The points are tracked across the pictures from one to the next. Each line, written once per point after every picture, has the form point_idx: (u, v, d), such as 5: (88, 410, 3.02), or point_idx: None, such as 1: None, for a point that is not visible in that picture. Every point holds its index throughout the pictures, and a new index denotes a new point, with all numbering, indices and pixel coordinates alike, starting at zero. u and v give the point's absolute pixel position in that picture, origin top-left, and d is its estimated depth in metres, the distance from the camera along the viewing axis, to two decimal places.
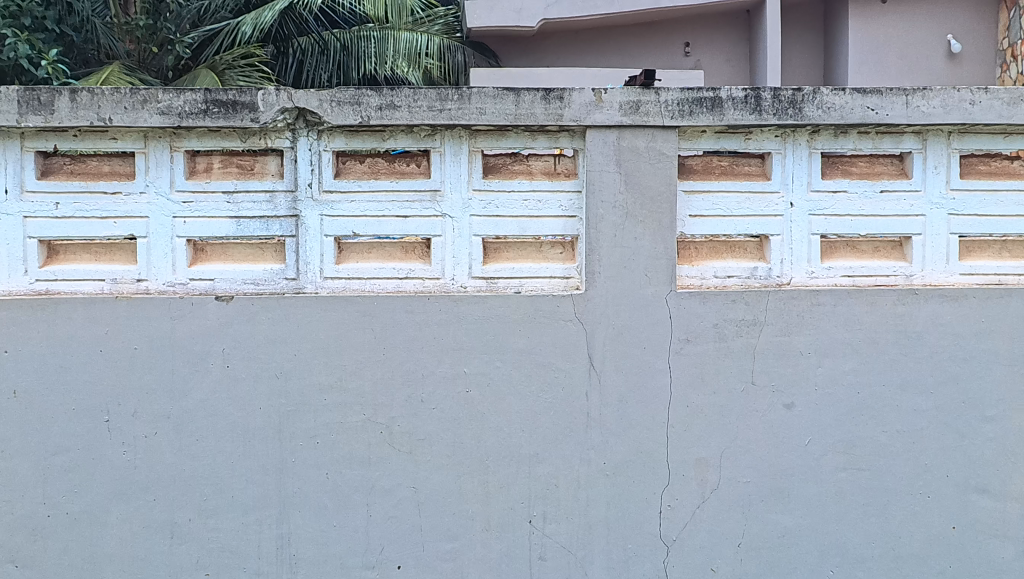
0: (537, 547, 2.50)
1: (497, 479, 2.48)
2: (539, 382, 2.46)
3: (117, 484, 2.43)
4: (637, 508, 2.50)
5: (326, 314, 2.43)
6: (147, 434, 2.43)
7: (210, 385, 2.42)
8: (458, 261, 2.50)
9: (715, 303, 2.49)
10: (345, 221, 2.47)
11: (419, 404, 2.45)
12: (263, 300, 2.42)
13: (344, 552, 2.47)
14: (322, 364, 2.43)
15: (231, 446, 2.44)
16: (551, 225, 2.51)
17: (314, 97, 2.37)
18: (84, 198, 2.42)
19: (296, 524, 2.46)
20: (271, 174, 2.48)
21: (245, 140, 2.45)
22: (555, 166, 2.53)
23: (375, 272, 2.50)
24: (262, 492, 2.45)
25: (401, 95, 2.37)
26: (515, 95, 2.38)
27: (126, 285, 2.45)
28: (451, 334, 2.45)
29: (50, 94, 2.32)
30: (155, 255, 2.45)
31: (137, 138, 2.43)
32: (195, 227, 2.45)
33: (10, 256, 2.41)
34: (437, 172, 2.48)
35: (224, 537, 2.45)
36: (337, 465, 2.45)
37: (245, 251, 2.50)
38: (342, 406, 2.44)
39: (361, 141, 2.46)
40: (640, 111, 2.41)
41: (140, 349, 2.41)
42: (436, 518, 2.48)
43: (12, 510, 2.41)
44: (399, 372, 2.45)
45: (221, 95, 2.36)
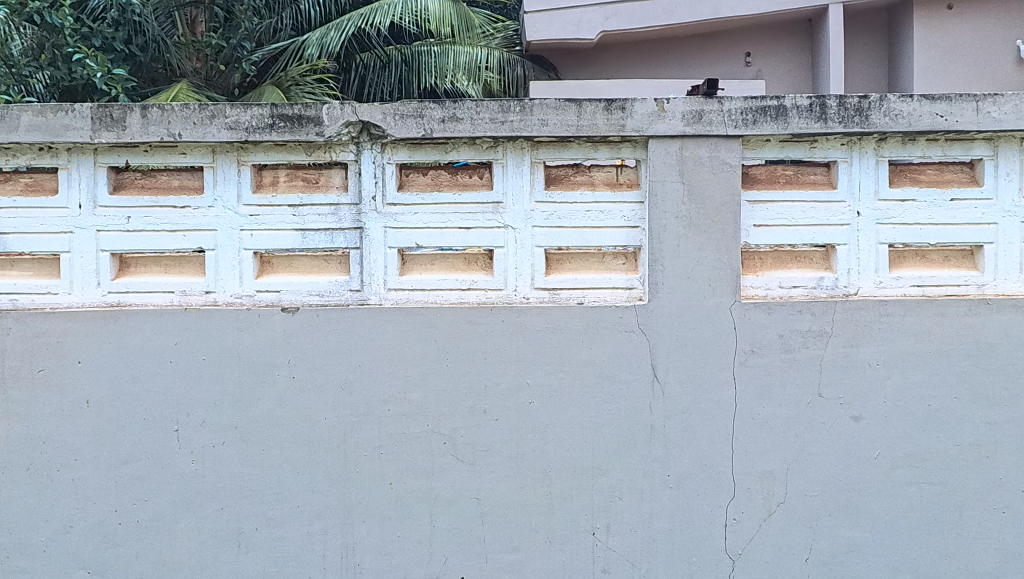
0: (600, 560, 2.48)
1: (558, 490, 2.47)
2: (601, 394, 2.45)
3: (186, 492, 2.47)
4: (701, 520, 2.48)
5: (389, 326, 2.44)
6: (214, 443, 2.46)
7: (275, 396, 2.46)
8: (520, 272, 2.50)
9: (780, 314, 2.46)
10: (408, 232, 2.48)
11: (481, 415, 2.45)
12: (327, 311, 2.44)
13: (407, 562, 2.48)
14: (385, 375, 2.45)
15: (296, 456, 2.46)
16: (613, 236, 2.49)
17: (377, 110, 2.40)
18: (155, 212, 2.48)
19: (360, 534, 2.48)
20: (335, 187, 2.51)
21: (310, 154, 2.49)
22: (617, 176, 2.51)
23: (437, 283, 2.51)
24: (327, 502, 2.47)
25: (463, 107, 2.38)
26: (576, 106, 2.38)
27: (195, 297, 2.50)
28: (512, 345, 2.44)
29: (122, 111, 2.39)
30: (222, 267, 2.49)
31: (205, 153, 2.48)
32: (261, 240, 2.49)
33: (83, 269, 2.49)
34: (498, 184, 2.48)
35: (289, 546, 2.48)
36: (400, 476, 2.47)
37: (310, 263, 2.53)
38: (405, 417, 2.46)
39: (423, 153, 2.48)
40: (702, 121, 2.40)
41: (208, 360, 2.45)
42: (499, 529, 2.48)
43: (84, 517, 2.47)
44: (461, 383, 2.45)
45: (287, 109, 2.40)
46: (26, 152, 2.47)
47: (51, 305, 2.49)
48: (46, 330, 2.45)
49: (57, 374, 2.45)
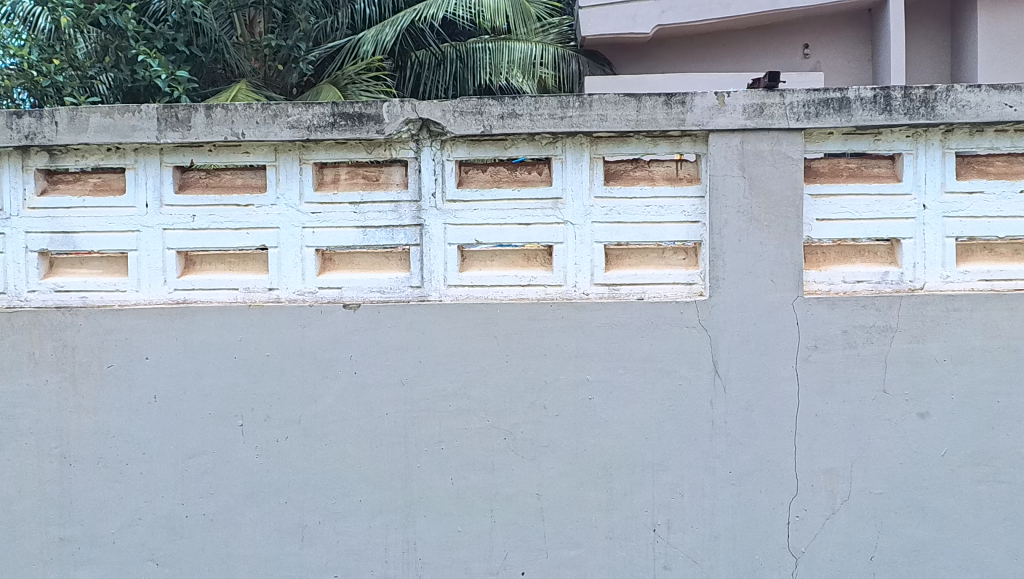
0: (661, 556, 2.47)
1: (619, 486, 2.47)
2: (662, 390, 2.44)
3: (250, 486, 2.51)
4: (763, 517, 2.46)
5: (450, 322, 2.46)
6: (278, 438, 2.50)
7: (338, 391, 2.48)
8: (579, 268, 2.49)
9: (844, 309, 2.42)
10: (467, 229, 2.49)
11: (541, 411, 2.46)
12: (388, 307, 2.46)
13: (468, 557, 2.49)
14: (446, 371, 2.46)
15: (358, 451, 2.49)
16: (673, 232, 2.47)
17: (437, 108, 2.41)
18: (219, 210, 2.53)
19: (421, 529, 2.50)
20: (395, 184, 2.53)
21: (371, 152, 2.51)
22: (677, 171, 2.50)
23: (497, 280, 2.51)
24: (389, 496, 2.49)
25: (522, 104, 2.39)
26: (636, 100, 2.37)
27: (258, 294, 2.54)
28: (573, 341, 2.44)
29: (187, 111, 2.44)
30: (285, 264, 2.53)
31: (267, 152, 2.52)
32: (323, 237, 2.51)
33: (150, 267, 2.54)
34: (558, 180, 2.48)
35: (351, 540, 2.51)
36: (461, 471, 2.48)
37: (371, 260, 2.55)
38: (466, 412, 2.47)
39: (482, 150, 2.48)
40: (763, 114, 2.37)
41: (272, 356, 2.48)
42: (559, 525, 2.48)
43: (153, 510, 2.52)
44: (522, 379, 2.45)
45: (348, 108, 2.42)
46: (95, 152, 2.55)
47: (120, 302, 2.55)
48: (115, 327, 2.50)
49: (126, 369, 2.51)
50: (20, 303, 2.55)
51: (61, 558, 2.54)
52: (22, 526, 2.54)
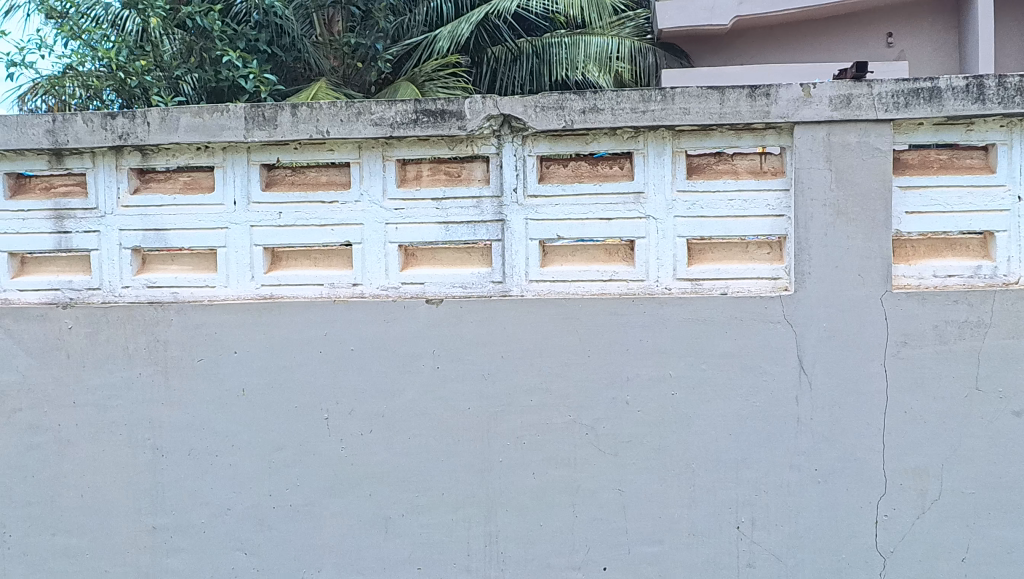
0: (744, 554, 2.45)
1: (702, 483, 2.45)
2: (746, 386, 2.41)
3: (335, 479, 2.55)
4: (850, 516, 2.41)
5: (531, 317, 2.46)
6: (362, 431, 2.53)
7: (421, 386, 2.51)
8: (662, 263, 2.47)
9: (934, 304, 2.37)
10: (549, 224, 2.49)
11: (623, 407, 2.45)
12: (470, 302, 2.48)
13: (550, 552, 2.50)
14: (527, 367, 2.47)
15: (440, 445, 2.51)
16: (757, 226, 2.43)
17: (518, 103, 2.42)
18: (304, 207, 2.57)
19: (502, 523, 2.51)
20: (477, 180, 2.55)
21: (453, 148, 2.53)
22: (761, 164, 2.47)
23: (579, 275, 2.51)
24: (471, 490, 2.51)
25: (604, 98, 2.37)
26: (719, 93, 2.34)
27: (343, 289, 2.58)
28: (655, 337, 2.43)
29: (273, 111, 2.49)
30: (369, 260, 2.56)
31: (351, 149, 2.56)
32: (406, 233, 2.54)
33: (238, 263, 2.60)
34: (639, 174, 2.47)
35: (434, 533, 2.53)
36: (543, 466, 2.48)
37: (453, 255, 2.58)
38: (547, 407, 2.47)
39: (563, 145, 2.48)
40: (851, 105, 2.32)
41: (355, 350, 2.52)
42: (641, 521, 2.47)
43: (241, 500, 2.58)
44: (603, 374, 2.45)
45: (430, 104, 2.44)
46: (185, 152, 2.62)
47: (209, 297, 2.62)
48: (204, 321, 2.57)
49: (215, 363, 2.57)
50: (114, 298, 2.65)
51: (154, 545, 2.62)
52: (117, 514, 2.64)
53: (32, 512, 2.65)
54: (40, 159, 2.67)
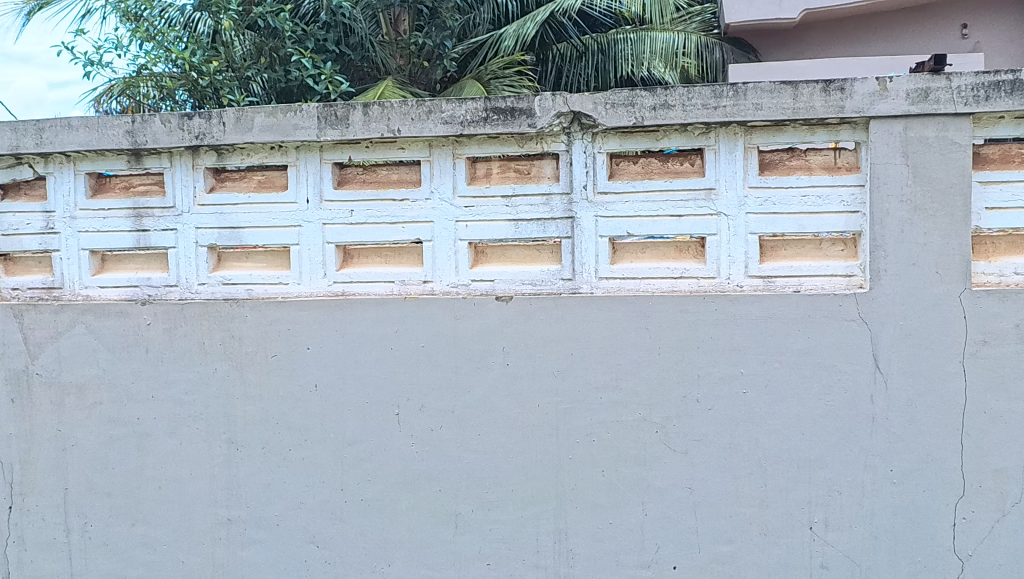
0: (817, 555, 2.41)
1: (774, 483, 2.42)
2: (819, 384, 2.38)
3: (406, 474, 2.58)
4: (927, 518, 2.37)
5: (601, 314, 2.46)
6: (432, 427, 2.55)
7: (490, 382, 2.52)
8: (733, 260, 2.45)
9: (1016, 303, 2.31)
10: (619, 221, 2.48)
11: (693, 405, 2.43)
12: (540, 299, 2.48)
13: (619, 549, 2.50)
14: (597, 364, 2.47)
15: (510, 441, 2.52)
16: (832, 222, 2.40)
17: (588, 100, 2.41)
18: (375, 205, 2.60)
19: (572, 520, 2.51)
20: (546, 177, 2.55)
21: (522, 146, 2.54)
22: (835, 160, 2.42)
23: (649, 272, 2.49)
24: (540, 487, 2.52)
25: (675, 94, 2.36)
26: (792, 88, 2.31)
27: (414, 286, 2.60)
28: (727, 334, 2.41)
29: (345, 110, 2.52)
30: (440, 257, 2.58)
31: (421, 148, 2.58)
32: (476, 231, 2.56)
33: (311, 260, 2.64)
34: (710, 170, 2.44)
35: (503, 529, 2.54)
36: (612, 463, 2.48)
37: (522, 252, 2.58)
38: (617, 405, 2.46)
39: (633, 142, 2.48)
40: (928, 99, 2.27)
41: (426, 347, 2.54)
42: (712, 519, 2.45)
43: (314, 494, 2.63)
44: (674, 372, 2.43)
45: (500, 102, 2.45)
46: (259, 151, 2.66)
47: (283, 294, 2.66)
48: (277, 318, 2.61)
49: (288, 359, 2.61)
50: (191, 295, 2.71)
51: (229, 537, 2.68)
52: (194, 506, 2.70)
53: (115, 502, 2.74)
54: (120, 160, 2.74)
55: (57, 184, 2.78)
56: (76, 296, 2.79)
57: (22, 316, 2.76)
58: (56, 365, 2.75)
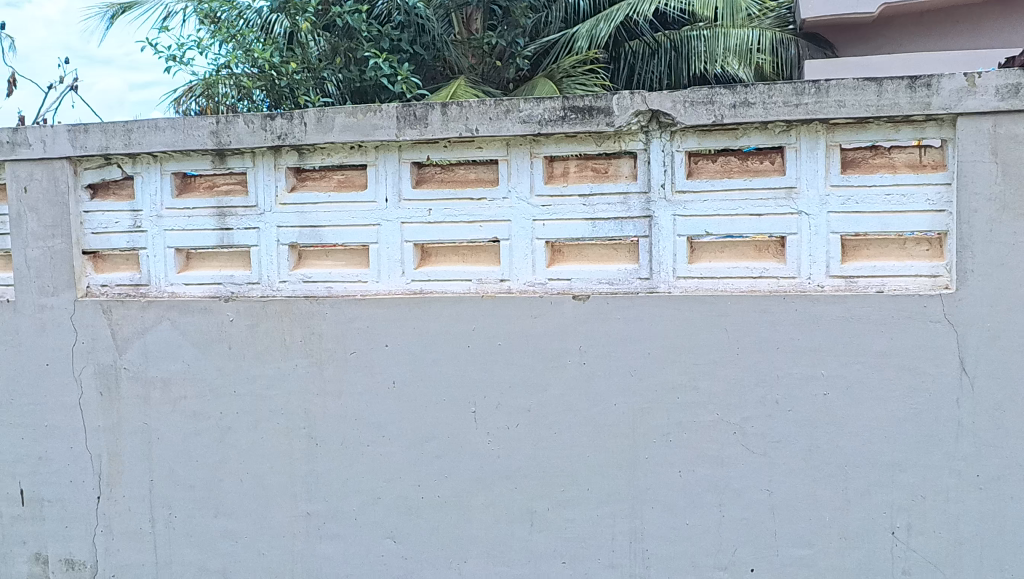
0: (900, 561, 2.37)
1: (855, 486, 2.38)
2: (902, 387, 2.34)
3: (482, 471, 2.59)
4: (1016, 526, 2.30)
5: (678, 314, 2.44)
6: (509, 425, 2.56)
7: (567, 381, 2.52)
8: (814, 260, 2.41)
9: None
10: (697, 220, 2.47)
11: (772, 406, 2.41)
12: (617, 299, 2.48)
13: (696, 551, 2.48)
14: (674, 364, 2.45)
15: (586, 440, 2.52)
16: (916, 221, 2.35)
17: (667, 99, 2.40)
18: (453, 204, 2.63)
19: (648, 520, 2.50)
20: (624, 176, 2.54)
21: (600, 145, 2.53)
22: (920, 158, 2.37)
23: (727, 271, 2.47)
24: (616, 486, 2.51)
25: (755, 92, 2.34)
26: (876, 85, 2.26)
27: (491, 285, 2.61)
28: (807, 335, 2.37)
29: (424, 110, 2.54)
30: (517, 256, 2.59)
31: (499, 147, 2.59)
32: (553, 229, 2.56)
33: (389, 259, 2.68)
34: (791, 169, 2.41)
35: (579, 528, 2.55)
36: (689, 464, 2.46)
37: (599, 252, 2.57)
38: (694, 405, 2.45)
39: (712, 140, 2.45)
40: (1019, 95, 2.21)
41: (502, 345, 2.55)
42: (791, 522, 2.42)
43: (391, 490, 2.66)
44: (752, 373, 2.41)
45: (578, 101, 2.45)
46: (339, 151, 2.70)
47: (361, 292, 2.69)
48: (356, 315, 2.65)
49: (367, 356, 2.65)
50: (272, 292, 2.76)
51: (309, 531, 2.73)
52: (275, 499, 2.75)
53: (198, 495, 2.81)
54: (205, 160, 2.80)
55: (144, 183, 2.86)
56: (162, 292, 2.86)
57: (110, 311, 2.84)
58: (143, 360, 2.83)
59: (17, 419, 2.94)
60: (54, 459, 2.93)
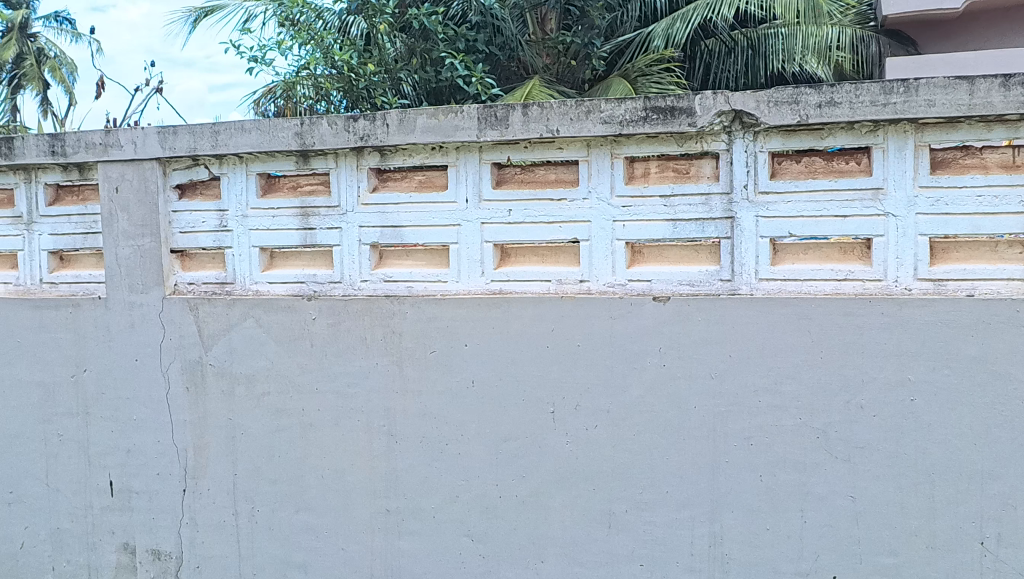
0: (989, 572, 2.31)
1: (942, 495, 2.33)
2: (993, 394, 2.27)
3: (560, 472, 2.60)
4: None
5: (760, 316, 2.41)
6: (587, 426, 2.56)
7: (646, 383, 2.51)
8: (901, 262, 2.36)
9: None
10: (781, 221, 2.44)
11: (857, 411, 2.36)
12: (697, 300, 2.46)
13: (777, 556, 2.46)
14: (756, 367, 2.42)
15: (665, 442, 2.51)
16: (1010, 224, 2.27)
17: (751, 99, 2.37)
18: (533, 205, 2.64)
19: (728, 524, 2.49)
20: (706, 177, 2.52)
21: (682, 145, 2.52)
22: (1014, 158, 2.29)
23: (811, 273, 2.43)
24: (696, 489, 2.50)
25: (842, 91, 2.30)
26: (968, 83, 2.20)
27: (570, 286, 2.61)
28: (893, 339, 2.32)
29: (505, 110, 2.56)
30: (597, 256, 2.59)
31: (580, 147, 2.59)
32: (633, 230, 2.56)
33: (469, 259, 2.70)
34: (878, 170, 2.36)
35: (658, 531, 2.54)
36: (770, 468, 2.44)
37: (680, 253, 2.56)
38: (777, 409, 2.42)
39: (797, 140, 2.42)
40: None
41: (582, 346, 2.55)
42: (875, 530, 2.38)
43: (470, 489, 2.68)
44: (837, 377, 2.37)
45: (660, 102, 2.44)
46: (421, 152, 2.73)
47: (441, 292, 2.72)
48: (437, 315, 2.67)
49: (446, 355, 2.67)
50: (354, 291, 2.80)
51: (388, 527, 2.76)
52: (355, 496, 2.79)
53: (280, 489, 2.86)
54: (288, 160, 2.85)
55: (230, 184, 2.92)
56: (247, 290, 2.92)
57: (197, 309, 2.91)
58: (228, 357, 2.89)
59: (107, 413, 3.04)
60: (143, 452, 3.01)
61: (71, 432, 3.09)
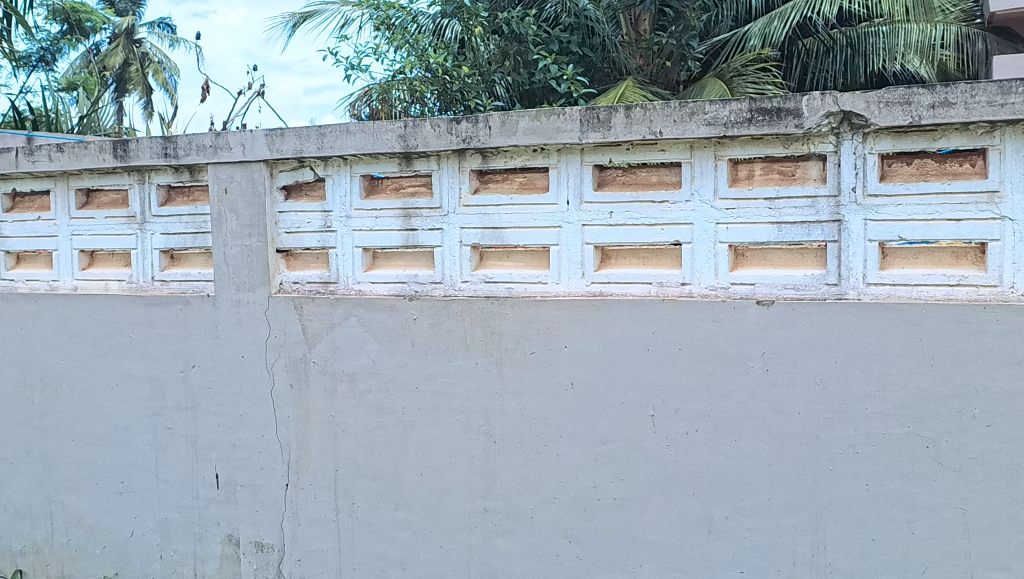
0: None
1: None
2: None
3: (658, 476, 2.58)
4: None
5: (867, 322, 2.36)
6: (687, 431, 2.54)
7: (748, 388, 2.48)
8: (1018, 268, 2.27)
9: None
10: (890, 225, 2.38)
11: (969, 421, 2.29)
12: (802, 304, 2.42)
13: (881, 568, 2.40)
14: (862, 374, 2.37)
15: (767, 448, 2.47)
16: None
17: (860, 99, 2.32)
18: (634, 207, 2.63)
19: (831, 534, 2.44)
20: (812, 179, 2.47)
21: (788, 147, 2.48)
22: None
23: (922, 278, 2.36)
24: (798, 497, 2.46)
25: (956, 91, 2.23)
26: None
27: (671, 289, 2.60)
28: (1009, 347, 2.25)
29: (608, 112, 2.56)
30: (699, 259, 2.57)
31: (683, 149, 2.58)
32: (736, 233, 2.53)
33: (570, 260, 2.70)
34: (994, 172, 2.28)
35: (758, 538, 2.51)
36: (876, 477, 2.38)
37: (784, 256, 2.52)
38: (884, 417, 2.36)
39: (908, 142, 2.37)
40: None
41: (682, 350, 2.53)
42: (986, 545, 2.31)
43: (567, 490, 2.68)
44: (947, 385, 2.30)
45: (766, 103, 2.41)
46: (523, 153, 2.74)
47: (542, 293, 2.73)
48: (536, 316, 2.68)
49: (545, 356, 2.68)
50: (454, 292, 2.83)
51: (484, 526, 2.79)
52: (453, 494, 2.82)
53: (380, 486, 2.91)
54: (392, 162, 2.90)
55: (335, 185, 2.98)
56: (349, 290, 2.98)
57: (301, 308, 2.97)
58: (330, 355, 2.95)
59: (214, 408, 3.13)
60: (247, 447, 3.09)
61: (180, 426, 3.19)
